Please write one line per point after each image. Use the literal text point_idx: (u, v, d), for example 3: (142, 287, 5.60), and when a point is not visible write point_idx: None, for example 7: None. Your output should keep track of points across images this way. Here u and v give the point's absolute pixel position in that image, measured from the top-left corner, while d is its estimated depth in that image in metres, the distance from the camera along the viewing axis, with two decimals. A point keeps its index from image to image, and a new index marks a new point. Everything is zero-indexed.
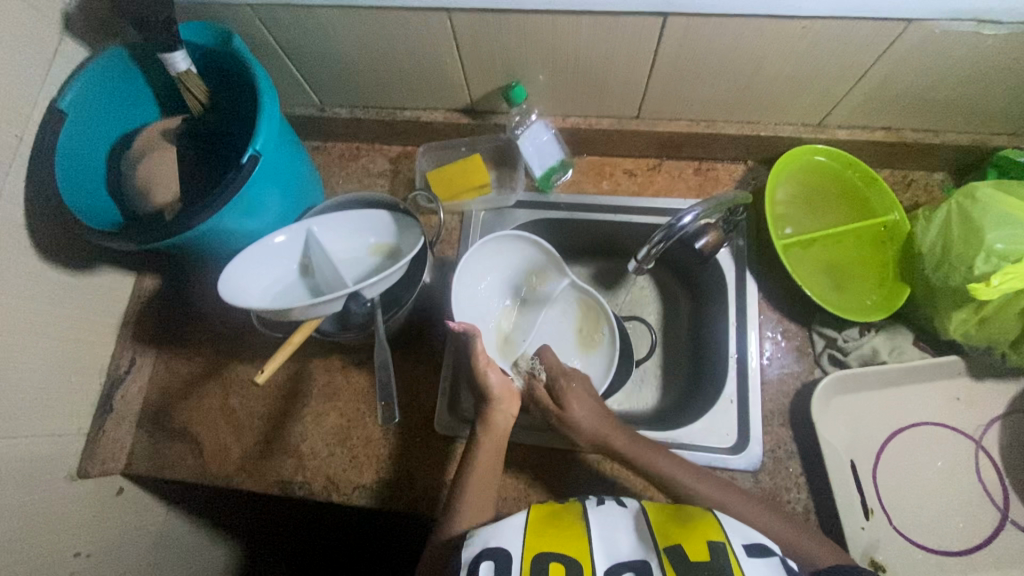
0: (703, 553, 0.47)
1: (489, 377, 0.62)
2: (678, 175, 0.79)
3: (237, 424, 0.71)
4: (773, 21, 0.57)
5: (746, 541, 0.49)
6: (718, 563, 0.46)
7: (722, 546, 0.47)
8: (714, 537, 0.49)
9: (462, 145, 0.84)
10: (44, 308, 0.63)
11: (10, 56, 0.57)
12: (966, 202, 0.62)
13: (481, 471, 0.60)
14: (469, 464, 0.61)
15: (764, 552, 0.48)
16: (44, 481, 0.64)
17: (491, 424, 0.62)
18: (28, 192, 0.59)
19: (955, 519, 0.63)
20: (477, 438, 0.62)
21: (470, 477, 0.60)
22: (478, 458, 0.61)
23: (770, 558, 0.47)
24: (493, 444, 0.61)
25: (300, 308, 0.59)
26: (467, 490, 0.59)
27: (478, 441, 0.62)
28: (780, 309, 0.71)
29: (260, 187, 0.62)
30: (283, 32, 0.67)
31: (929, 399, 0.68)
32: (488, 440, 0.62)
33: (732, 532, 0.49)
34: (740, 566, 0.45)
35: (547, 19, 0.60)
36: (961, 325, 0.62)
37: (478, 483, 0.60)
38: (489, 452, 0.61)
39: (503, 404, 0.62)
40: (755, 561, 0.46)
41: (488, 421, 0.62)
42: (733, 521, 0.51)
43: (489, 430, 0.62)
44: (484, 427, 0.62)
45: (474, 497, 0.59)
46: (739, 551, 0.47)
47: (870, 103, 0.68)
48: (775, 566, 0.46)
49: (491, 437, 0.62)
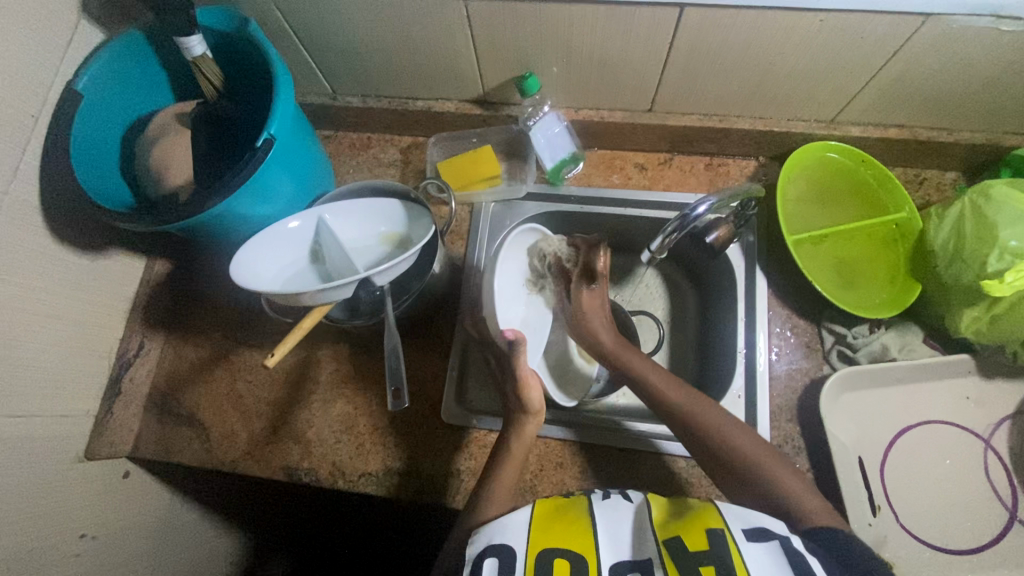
0: (703, 543, 0.47)
1: (530, 390, 0.62)
2: (689, 170, 0.79)
3: (244, 410, 0.71)
4: (789, 14, 0.57)
5: (746, 525, 0.48)
6: (717, 552, 0.46)
7: (722, 535, 0.47)
8: (714, 525, 0.49)
9: (474, 136, 0.84)
10: (55, 289, 0.63)
11: (26, 35, 0.57)
12: (979, 200, 0.61)
13: (508, 477, 0.60)
14: (496, 470, 0.60)
15: (764, 535, 0.47)
16: (52, 461, 0.64)
17: (524, 434, 0.62)
18: (42, 172, 0.59)
19: (962, 517, 0.63)
20: (510, 446, 0.62)
21: (497, 481, 0.59)
22: (507, 465, 0.60)
23: (772, 542, 0.47)
24: (522, 454, 0.62)
25: (311, 294, 0.59)
26: (485, 486, 0.59)
27: (510, 450, 0.61)
28: (790, 305, 0.71)
29: (273, 172, 0.62)
30: (299, 19, 0.67)
31: (938, 397, 0.68)
32: (519, 450, 0.62)
33: (732, 519, 0.49)
34: (741, 556, 0.45)
35: (563, 9, 0.60)
36: (973, 324, 0.62)
37: (504, 488, 0.59)
38: (517, 460, 0.61)
39: (537, 416, 0.62)
40: (755, 547, 0.46)
41: (522, 430, 0.62)
42: (734, 509, 0.51)
43: (522, 439, 0.62)
44: (519, 436, 0.62)
45: (499, 498, 0.58)
46: (738, 536, 0.47)
47: (885, 100, 0.68)
48: (774, 548, 0.46)
49: (523, 447, 0.62)
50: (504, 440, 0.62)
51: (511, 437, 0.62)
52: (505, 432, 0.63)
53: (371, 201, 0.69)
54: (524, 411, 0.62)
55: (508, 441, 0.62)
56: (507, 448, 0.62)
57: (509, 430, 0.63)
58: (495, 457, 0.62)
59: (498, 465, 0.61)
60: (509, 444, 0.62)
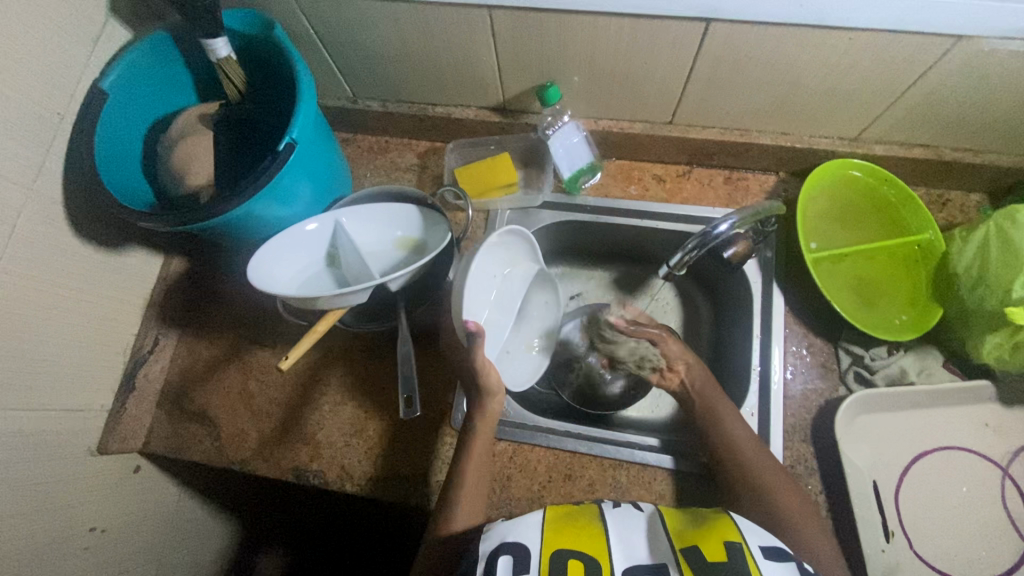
0: (720, 553, 0.47)
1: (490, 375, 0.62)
2: (707, 184, 0.78)
3: (255, 409, 0.72)
4: (817, 31, 0.56)
5: (762, 543, 0.48)
6: (733, 563, 0.46)
7: (739, 547, 0.47)
8: (731, 538, 0.49)
9: (491, 143, 0.84)
10: (75, 283, 0.64)
11: (55, 33, 0.58)
12: (1006, 225, 0.60)
13: (476, 457, 0.61)
14: (464, 456, 0.61)
15: (780, 555, 0.47)
16: (66, 454, 0.65)
17: (488, 412, 0.63)
18: (66, 168, 0.60)
19: (977, 546, 0.62)
20: (474, 427, 0.63)
21: (467, 466, 0.61)
22: (474, 447, 0.62)
23: (787, 562, 0.46)
24: (485, 432, 0.63)
25: (326, 298, 0.59)
26: (466, 490, 0.59)
27: (475, 429, 0.63)
28: (806, 324, 0.70)
29: (294, 175, 0.62)
30: (323, 24, 0.67)
31: (955, 423, 0.66)
32: (483, 430, 0.63)
33: (749, 533, 0.49)
34: (757, 568, 0.45)
35: (588, 20, 0.60)
36: (995, 350, 0.61)
37: (475, 467, 0.61)
38: (483, 439, 0.63)
39: (497, 396, 0.64)
40: (772, 563, 0.46)
41: (485, 410, 0.63)
42: (749, 524, 0.51)
43: (485, 418, 0.63)
44: (482, 415, 0.63)
45: (469, 498, 0.59)
46: (755, 552, 0.47)
47: (910, 119, 0.67)
48: (791, 567, 0.46)
49: (486, 424, 0.63)
50: (470, 421, 0.63)
51: (475, 417, 0.63)
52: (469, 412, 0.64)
53: (389, 206, 0.69)
54: (485, 392, 0.62)
55: (473, 420, 0.63)
56: (471, 428, 0.63)
57: (472, 408, 0.64)
58: (462, 439, 0.63)
59: (467, 446, 0.62)
60: (473, 424, 0.63)
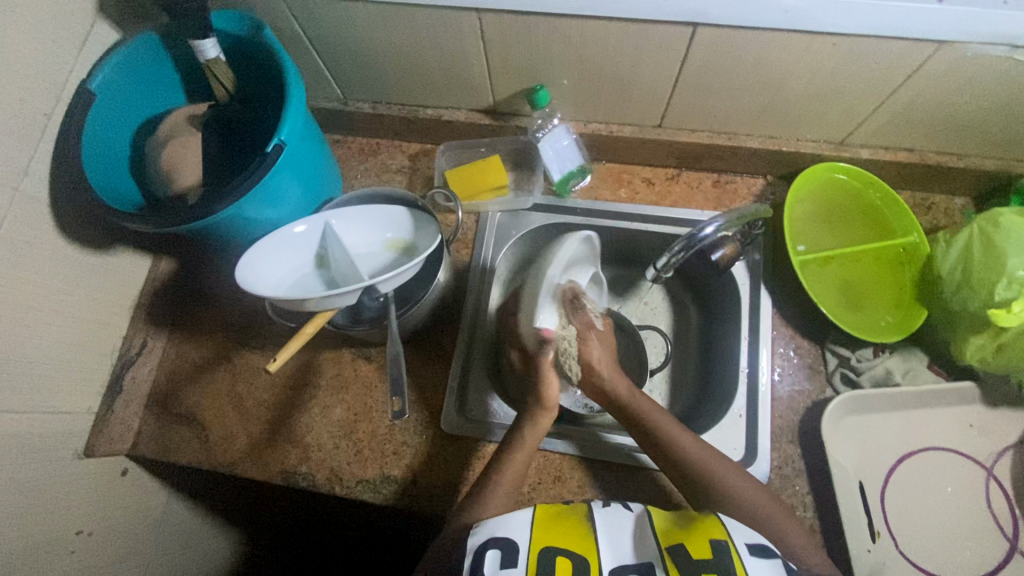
0: (706, 552, 0.48)
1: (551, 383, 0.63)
2: (696, 187, 0.79)
3: (244, 412, 0.71)
4: (801, 36, 0.57)
5: (749, 540, 0.49)
6: (719, 562, 0.47)
7: (725, 547, 0.48)
8: (718, 537, 0.49)
9: (482, 145, 0.85)
10: (61, 285, 0.63)
11: (40, 31, 0.57)
12: (988, 227, 0.61)
13: (518, 466, 0.61)
14: (504, 462, 0.61)
15: (766, 553, 0.48)
16: (52, 457, 0.64)
17: (539, 425, 0.63)
18: (53, 168, 0.60)
19: (962, 546, 0.62)
20: (523, 435, 0.62)
21: (503, 470, 0.60)
22: (519, 453, 0.61)
23: (773, 559, 0.47)
24: (534, 444, 0.62)
25: (315, 299, 0.58)
26: (487, 488, 0.59)
27: (522, 437, 0.62)
28: (794, 325, 0.71)
29: (283, 176, 0.62)
30: (313, 25, 0.67)
31: (940, 423, 0.67)
32: (532, 439, 0.63)
33: (734, 532, 0.50)
34: (743, 565, 0.46)
35: (576, 23, 0.60)
36: (978, 351, 0.62)
37: (512, 472, 0.60)
38: (529, 449, 0.62)
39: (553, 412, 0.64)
40: (757, 559, 0.47)
41: (537, 422, 0.63)
42: (735, 523, 0.51)
43: (537, 431, 0.63)
44: (533, 426, 0.63)
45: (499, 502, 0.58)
46: (742, 550, 0.48)
47: (894, 123, 0.68)
48: (777, 566, 0.46)
49: (536, 437, 0.63)
50: (518, 428, 0.63)
51: (525, 426, 0.63)
52: (521, 419, 0.64)
53: (380, 210, 0.70)
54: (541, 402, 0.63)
55: (522, 430, 0.63)
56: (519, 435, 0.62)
57: (526, 417, 0.64)
58: (506, 443, 0.63)
59: (509, 451, 0.62)
60: (522, 432, 0.63)
